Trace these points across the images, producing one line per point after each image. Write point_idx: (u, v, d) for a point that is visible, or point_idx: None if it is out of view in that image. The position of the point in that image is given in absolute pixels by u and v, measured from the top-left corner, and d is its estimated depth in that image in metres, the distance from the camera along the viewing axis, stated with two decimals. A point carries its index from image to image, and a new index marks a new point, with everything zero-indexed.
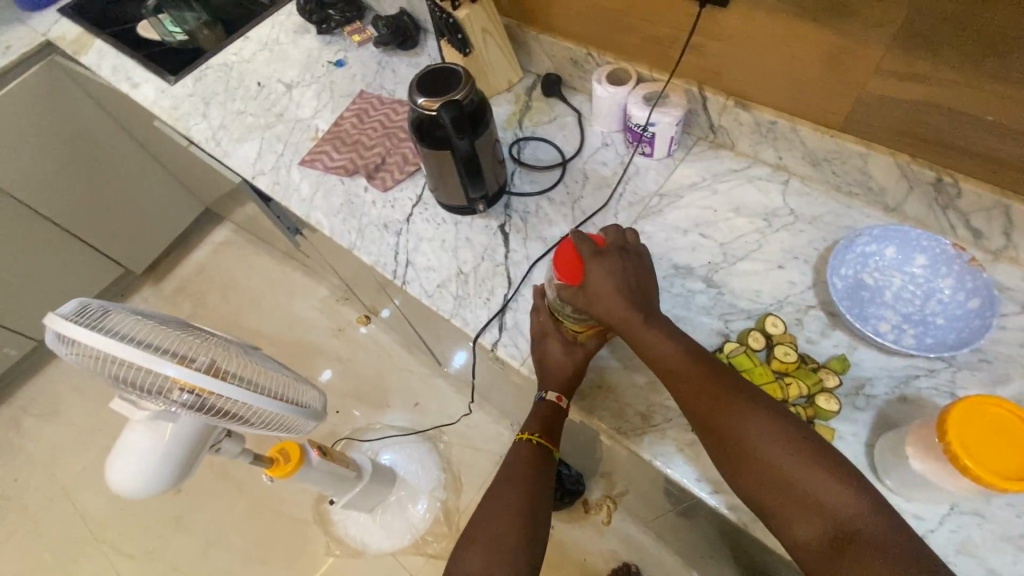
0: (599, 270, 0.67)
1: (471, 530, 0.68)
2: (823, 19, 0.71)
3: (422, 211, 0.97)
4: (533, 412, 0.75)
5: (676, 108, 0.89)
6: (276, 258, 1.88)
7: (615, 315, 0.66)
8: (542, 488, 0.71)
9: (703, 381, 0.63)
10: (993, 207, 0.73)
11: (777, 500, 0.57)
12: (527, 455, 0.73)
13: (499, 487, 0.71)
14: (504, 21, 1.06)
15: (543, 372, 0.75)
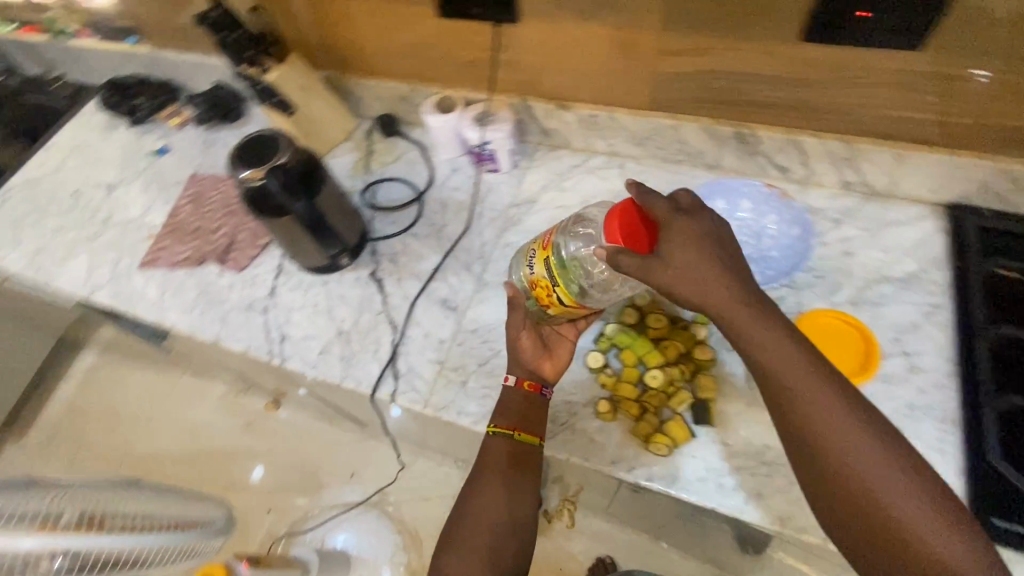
0: (673, 247, 0.58)
1: (452, 535, 0.67)
2: (601, 16, 0.78)
3: (286, 281, 0.93)
4: (500, 403, 0.72)
5: (505, 122, 0.93)
6: (156, 370, 1.70)
7: (690, 293, 0.56)
8: (523, 483, 0.69)
9: (816, 400, 0.53)
10: (787, 145, 0.83)
11: (866, 533, 0.51)
12: (509, 445, 0.69)
13: (481, 485, 0.68)
14: (322, 74, 1.05)
15: (512, 360, 0.74)
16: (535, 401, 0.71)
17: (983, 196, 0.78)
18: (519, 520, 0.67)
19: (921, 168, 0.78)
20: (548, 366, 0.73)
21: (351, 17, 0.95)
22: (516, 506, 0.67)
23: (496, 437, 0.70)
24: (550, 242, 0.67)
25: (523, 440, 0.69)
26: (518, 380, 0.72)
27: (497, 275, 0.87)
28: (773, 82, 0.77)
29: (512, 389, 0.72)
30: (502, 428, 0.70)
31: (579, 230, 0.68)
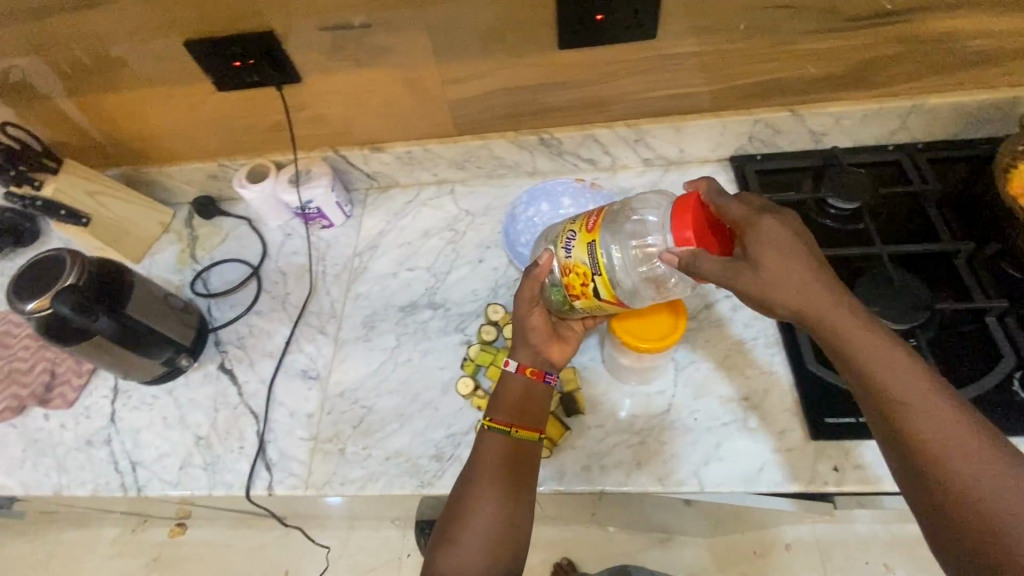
0: (766, 251, 0.54)
1: (446, 533, 0.64)
2: (376, 61, 0.80)
3: (126, 402, 0.84)
4: (498, 396, 0.70)
5: (322, 177, 0.91)
6: (38, 531, 1.54)
7: (768, 258, 0.54)
8: (523, 480, 0.65)
9: (921, 389, 0.47)
10: (585, 139, 0.90)
11: (981, 536, 0.42)
12: (504, 440, 0.67)
13: (477, 479, 0.65)
14: (119, 172, 0.98)
15: (521, 342, 0.71)
16: (535, 392, 0.70)
17: (752, 144, 0.90)
18: (516, 521, 0.63)
19: (698, 133, 0.88)
20: (555, 349, 0.72)
21: (127, 108, 0.89)
22: (514, 504, 0.64)
23: (490, 431, 0.67)
24: (597, 226, 0.62)
25: (518, 438, 0.67)
26: (521, 367, 0.70)
27: (352, 330, 0.85)
28: (550, 88, 0.84)
29: (518, 379, 0.70)
30: (499, 423, 0.68)
31: (630, 219, 0.63)
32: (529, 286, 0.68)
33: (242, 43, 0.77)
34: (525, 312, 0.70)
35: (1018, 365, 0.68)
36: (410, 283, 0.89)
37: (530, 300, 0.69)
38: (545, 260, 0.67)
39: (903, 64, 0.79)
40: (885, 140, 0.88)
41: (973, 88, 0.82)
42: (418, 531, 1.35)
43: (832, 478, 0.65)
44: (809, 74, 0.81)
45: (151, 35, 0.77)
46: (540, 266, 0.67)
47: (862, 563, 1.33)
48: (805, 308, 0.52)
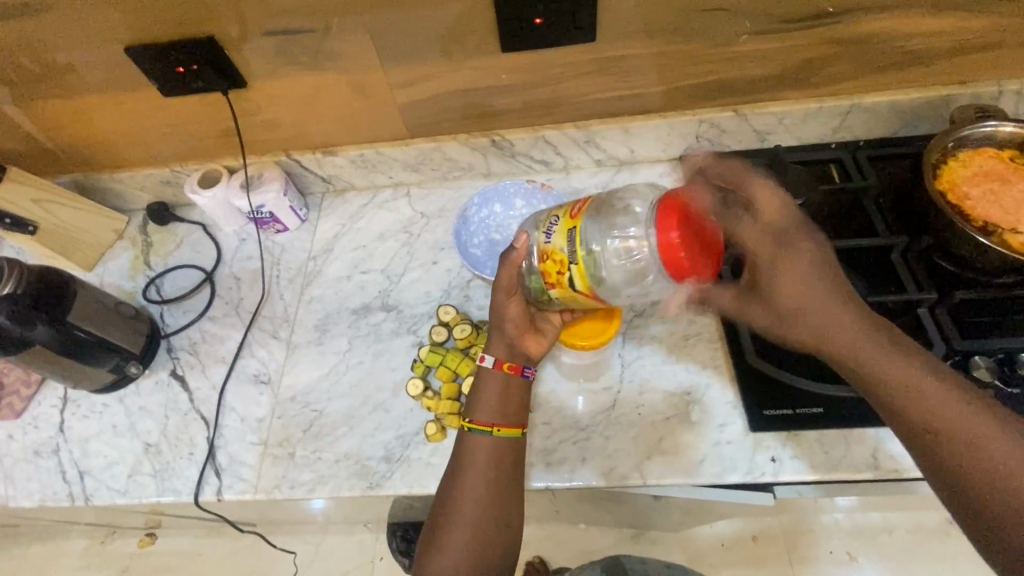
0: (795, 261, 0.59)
1: (435, 534, 0.64)
2: (322, 65, 0.81)
3: (75, 410, 0.83)
4: (478, 395, 0.69)
5: (274, 181, 0.91)
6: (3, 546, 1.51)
7: (782, 264, 0.59)
8: (512, 482, 0.66)
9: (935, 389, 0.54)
10: (536, 140, 0.91)
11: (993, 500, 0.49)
12: (487, 441, 0.67)
13: (465, 480, 0.65)
14: (70, 178, 0.97)
15: (496, 333, 0.70)
16: (510, 387, 0.69)
17: (700, 144, 0.92)
18: (505, 518, 0.65)
19: (646, 133, 0.90)
20: (532, 342, 0.71)
21: (73, 115, 0.88)
22: (501, 503, 0.65)
23: (473, 433, 0.67)
24: (581, 213, 0.63)
25: (501, 437, 0.67)
26: (496, 362, 0.70)
27: (306, 334, 0.85)
28: (497, 90, 0.85)
29: (492, 375, 0.69)
30: (480, 425, 0.67)
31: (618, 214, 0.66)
32: (506, 272, 0.68)
33: (183, 49, 0.77)
34: (503, 301, 0.69)
35: (948, 355, 0.70)
36: (364, 285, 0.89)
37: (508, 287, 0.68)
38: (522, 243, 0.67)
39: (837, 64, 0.82)
40: (828, 139, 0.91)
41: (908, 87, 0.85)
42: (389, 534, 1.34)
43: (769, 468, 0.67)
44: (749, 74, 0.83)
45: (91, 41, 0.76)
46: (516, 250, 0.67)
47: (827, 552, 1.35)
48: (805, 317, 0.57)
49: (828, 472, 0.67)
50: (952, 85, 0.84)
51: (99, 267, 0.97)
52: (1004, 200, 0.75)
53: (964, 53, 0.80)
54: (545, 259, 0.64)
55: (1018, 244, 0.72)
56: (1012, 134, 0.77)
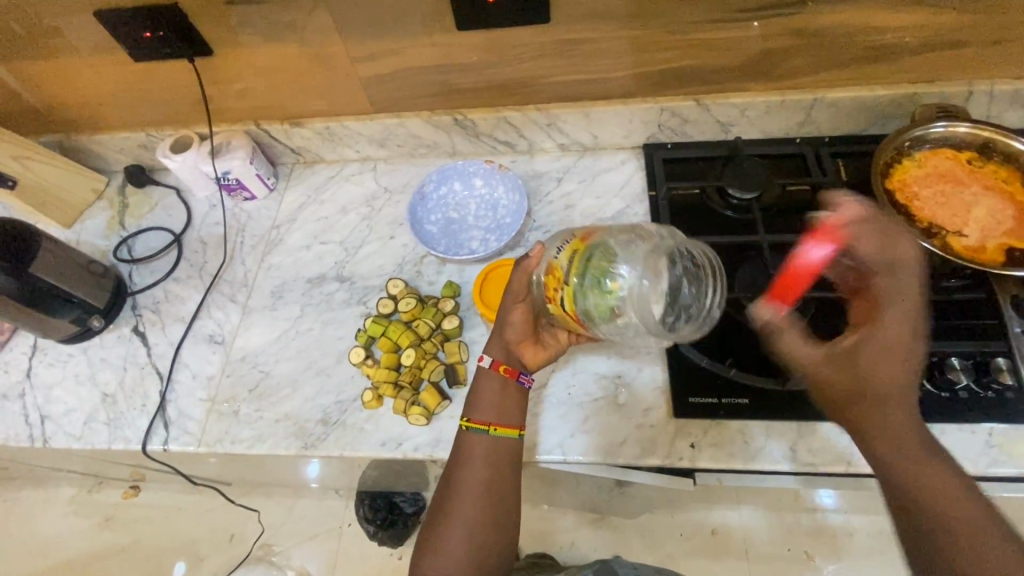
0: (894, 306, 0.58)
1: (432, 534, 0.65)
2: (286, 37, 0.83)
3: (42, 359, 0.88)
4: (476, 394, 0.70)
5: (240, 149, 0.93)
6: None
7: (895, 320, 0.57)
8: (509, 484, 0.66)
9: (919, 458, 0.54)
10: (498, 121, 0.92)
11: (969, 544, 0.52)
12: (480, 438, 0.67)
13: (462, 483, 0.65)
14: (52, 138, 1.01)
15: (497, 337, 0.71)
16: (507, 389, 0.69)
17: (663, 133, 0.92)
18: (503, 520, 0.65)
19: (608, 119, 0.90)
20: (529, 349, 0.71)
21: (51, 78, 0.92)
22: (499, 506, 0.65)
23: (471, 432, 0.67)
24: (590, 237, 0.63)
25: (498, 436, 0.67)
26: (495, 362, 0.70)
27: (261, 299, 0.88)
28: (458, 69, 0.86)
29: (494, 377, 0.70)
30: (478, 423, 0.68)
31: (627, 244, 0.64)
32: (515, 278, 0.69)
33: (149, 15, 0.79)
34: (509, 305, 0.70)
35: None
36: (322, 256, 0.91)
37: (515, 293, 0.69)
38: (534, 255, 0.69)
39: (799, 56, 0.81)
40: (792, 133, 0.90)
41: (873, 82, 0.83)
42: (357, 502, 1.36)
43: (687, 454, 0.69)
44: (709, 64, 0.83)
45: (63, 5, 0.79)
46: (529, 259, 0.69)
47: (784, 549, 1.28)
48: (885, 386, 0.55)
49: (745, 462, 0.68)
50: (921, 83, 0.83)
51: (75, 225, 1.01)
52: (954, 203, 0.75)
53: (931, 49, 0.79)
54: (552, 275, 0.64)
55: (960, 247, 0.72)
56: (968, 135, 0.76)
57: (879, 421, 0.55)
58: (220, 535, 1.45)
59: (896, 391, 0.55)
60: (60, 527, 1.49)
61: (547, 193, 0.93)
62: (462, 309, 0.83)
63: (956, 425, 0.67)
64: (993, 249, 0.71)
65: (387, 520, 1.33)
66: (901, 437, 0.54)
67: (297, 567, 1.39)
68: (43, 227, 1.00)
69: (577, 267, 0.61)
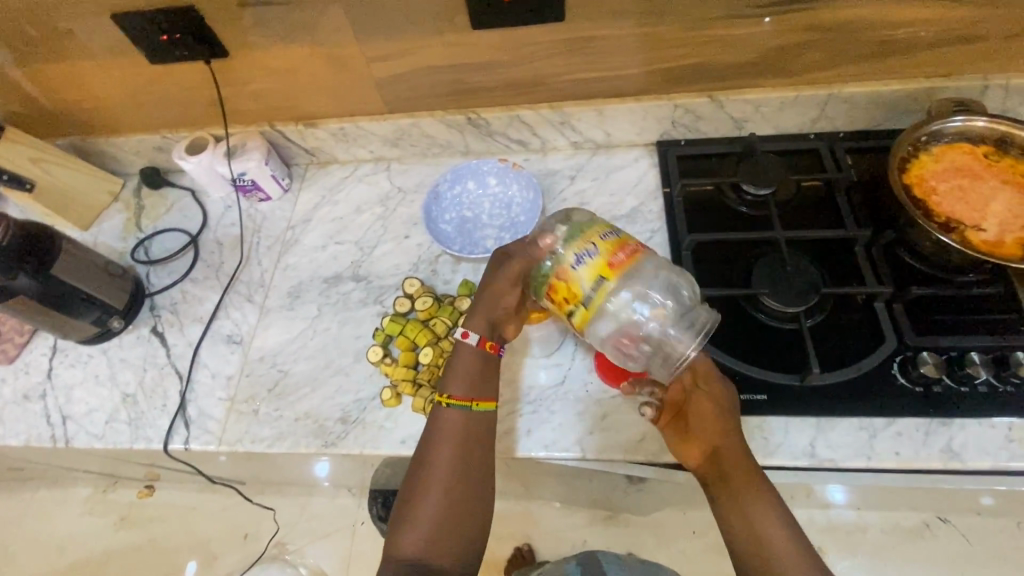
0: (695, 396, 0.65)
1: (405, 507, 0.64)
2: (301, 38, 0.83)
3: (63, 359, 0.89)
4: (453, 369, 0.69)
5: (256, 150, 0.94)
6: None
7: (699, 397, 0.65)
8: (480, 453, 0.66)
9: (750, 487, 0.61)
10: (512, 119, 0.92)
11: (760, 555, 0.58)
12: (457, 413, 0.67)
13: (436, 455, 0.65)
14: (69, 141, 1.02)
15: (486, 312, 0.69)
16: (485, 365, 0.69)
17: (676, 130, 0.92)
18: (476, 493, 0.65)
19: (622, 116, 0.90)
20: (512, 327, 0.72)
21: (68, 81, 0.92)
22: (471, 478, 0.65)
23: (450, 408, 0.67)
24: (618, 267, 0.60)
25: (478, 411, 0.67)
26: (478, 340, 0.69)
27: (278, 299, 0.89)
28: (472, 69, 0.87)
29: (472, 352, 0.69)
30: (458, 400, 0.67)
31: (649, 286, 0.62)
32: (518, 258, 0.67)
33: (166, 18, 0.80)
34: (504, 281, 0.68)
35: (898, 349, 0.70)
36: (337, 255, 0.92)
37: (515, 276, 0.67)
38: (546, 242, 0.64)
39: (814, 52, 0.81)
40: (807, 129, 0.90)
41: (889, 77, 0.83)
42: (369, 501, 1.36)
43: None
44: (723, 60, 0.83)
45: (80, 8, 0.80)
46: (540, 247, 0.65)
47: None
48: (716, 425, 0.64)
49: (765, 457, 0.68)
50: (937, 77, 0.82)
51: (93, 226, 1.02)
52: (972, 197, 0.75)
53: (948, 43, 0.78)
54: (557, 278, 0.62)
55: (979, 241, 0.72)
56: (985, 129, 0.77)
57: (725, 453, 0.62)
58: (234, 533, 1.46)
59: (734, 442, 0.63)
60: (76, 526, 1.50)
61: (560, 191, 0.93)
62: None
63: (977, 420, 0.67)
64: (1012, 244, 0.71)
65: None
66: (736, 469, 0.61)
67: (312, 565, 1.41)
68: (61, 230, 1.01)
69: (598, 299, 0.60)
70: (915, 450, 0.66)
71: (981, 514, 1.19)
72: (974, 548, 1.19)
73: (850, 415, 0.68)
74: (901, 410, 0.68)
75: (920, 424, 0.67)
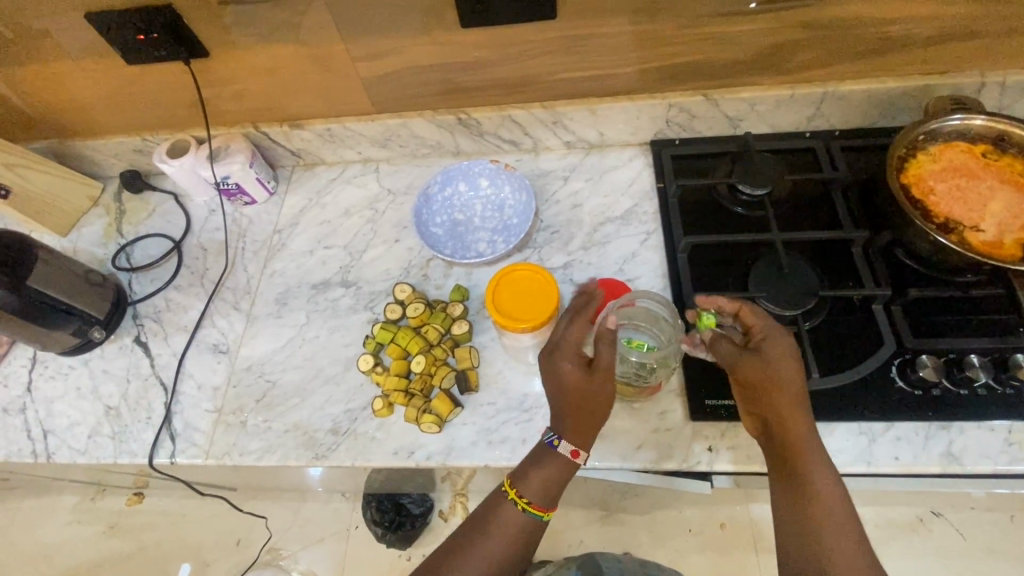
0: (774, 354, 0.61)
1: (435, 568, 0.61)
2: (284, 37, 0.80)
3: (42, 371, 0.86)
4: (537, 465, 0.63)
5: (240, 153, 0.91)
6: None
7: (776, 358, 0.61)
8: (524, 550, 0.63)
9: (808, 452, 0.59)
10: (504, 120, 0.90)
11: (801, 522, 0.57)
12: (522, 517, 0.62)
13: (484, 533, 0.62)
14: (45, 144, 0.98)
15: (573, 418, 0.62)
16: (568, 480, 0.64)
17: (670, 129, 0.90)
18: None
19: (615, 115, 0.88)
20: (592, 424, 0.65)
21: (41, 82, 0.89)
22: (512, 566, 0.62)
23: (524, 514, 0.62)
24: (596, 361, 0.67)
25: (540, 521, 0.63)
26: (572, 450, 0.62)
27: (266, 306, 0.87)
28: (462, 67, 0.84)
29: (562, 462, 0.63)
30: (536, 508, 0.62)
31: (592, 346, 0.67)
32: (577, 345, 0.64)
33: (142, 17, 0.76)
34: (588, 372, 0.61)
35: (897, 352, 0.70)
36: (326, 260, 0.89)
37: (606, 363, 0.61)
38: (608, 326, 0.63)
39: (810, 50, 0.79)
40: (803, 127, 0.88)
41: (885, 75, 0.82)
42: (363, 504, 1.36)
43: (705, 457, 0.68)
44: (719, 57, 0.81)
45: (49, 6, 0.76)
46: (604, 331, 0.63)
47: None
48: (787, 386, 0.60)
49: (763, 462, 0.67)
50: (933, 74, 0.81)
51: (72, 233, 0.99)
52: (970, 196, 0.74)
53: (944, 41, 0.77)
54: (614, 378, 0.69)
55: (979, 242, 0.71)
56: (983, 128, 0.75)
57: (799, 436, 0.59)
58: (225, 540, 1.43)
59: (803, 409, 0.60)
60: (62, 535, 1.47)
61: (554, 193, 0.91)
62: (471, 313, 0.81)
63: (977, 424, 0.66)
64: (1011, 244, 0.70)
65: (394, 521, 1.32)
66: (807, 454, 0.58)
67: (305, 570, 1.38)
68: (38, 237, 0.97)
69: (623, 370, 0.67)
70: (915, 454, 0.65)
71: (973, 508, 1.20)
72: (967, 542, 1.19)
73: (849, 420, 0.67)
74: (900, 413, 0.67)
75: (920, 428, 0.66)
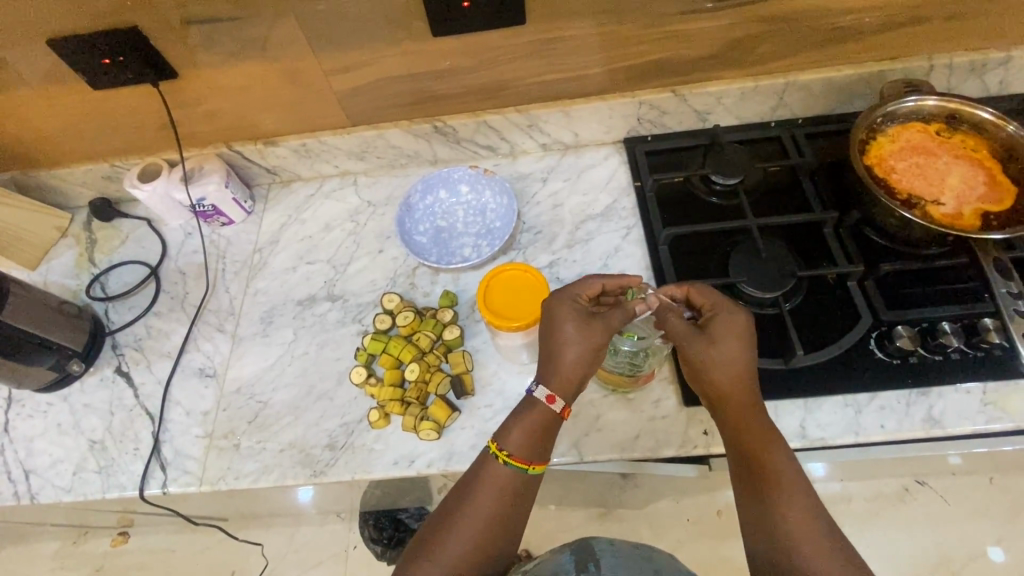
0: (722, 333, 0.61)
1: (433, 532, 0.60)
2: (254, 55, 0.80)
3: (19, 409, 0.83)
4: (519, 420, 0.62)
5: (215, 173, 0.90)
6: None
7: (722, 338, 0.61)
8: (513, 507, 0.61)
9: (760, 439, 0.59)
10: (479, 125, 0.91)
11: (757, 512, 0.57)
12: (514, 486, 0.62)
13: (471, 492, 0.61)
14: (8, 177, 0.95)
15: (557, 367, 0.63)
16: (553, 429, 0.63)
17: (643, 126, 0.92)
18: (504, 537, 0.60)
19: (588, 116, 0.90)
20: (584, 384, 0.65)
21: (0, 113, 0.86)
22: (507, 525, 0.60)
23: (506, 466, 0.61)
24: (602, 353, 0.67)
25: (531, 475, 0.62)
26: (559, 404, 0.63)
27: (251, 326, 0.85)
28: (435, 77, 0.85)
29: (541, 407, 0.63)
30: (518, 460, 0.61)
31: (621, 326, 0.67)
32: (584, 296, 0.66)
33: (106, 40, 0.75)
34: (595, 338, 0.62)
35: (874, 325, 0.73)
36: (310, 276, 0.89)
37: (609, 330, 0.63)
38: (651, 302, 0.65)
39: (769, 43, 0.83)
40: (768, 118, 0.92)
41: (842, 63, 0.86)
42: (361, 522, 1.33)
43: (702, 441, 0.70)
44: (685, 54, 0.84)
45: (7, 36, 0.74)
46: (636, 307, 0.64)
47: None
48: (732, 368, 0.60)
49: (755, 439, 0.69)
50: (886, 60, 0.86)
51: (42, 266, 0.96)
52: (929, 172, 0.78)
53: (893, 29, 0.82)
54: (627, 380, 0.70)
55: (940, 215, 0.75)
56: (936, 108, 0.80)
57: (746, 419, 0.60)
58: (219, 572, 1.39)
59: (752, 398, 0.61)
60: None
61: (533, 194, 0.92)
62: (462, 318, 0.82)
63: (954, 387, 0.69)
64: (970, 215, 0.75)
65: (394, 538, 1.29)
66: (756, 437, 0.59)
67: None
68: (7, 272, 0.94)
69: (635, 365, 0.68)
70: (899, 421, 0.68)
71: (955, 474, 1.24)
72: (951, 508, 1.23)
73: (834, 393, 0.70)
74: (882, 383, 0.70)
75: (902, 395, 0.69)
